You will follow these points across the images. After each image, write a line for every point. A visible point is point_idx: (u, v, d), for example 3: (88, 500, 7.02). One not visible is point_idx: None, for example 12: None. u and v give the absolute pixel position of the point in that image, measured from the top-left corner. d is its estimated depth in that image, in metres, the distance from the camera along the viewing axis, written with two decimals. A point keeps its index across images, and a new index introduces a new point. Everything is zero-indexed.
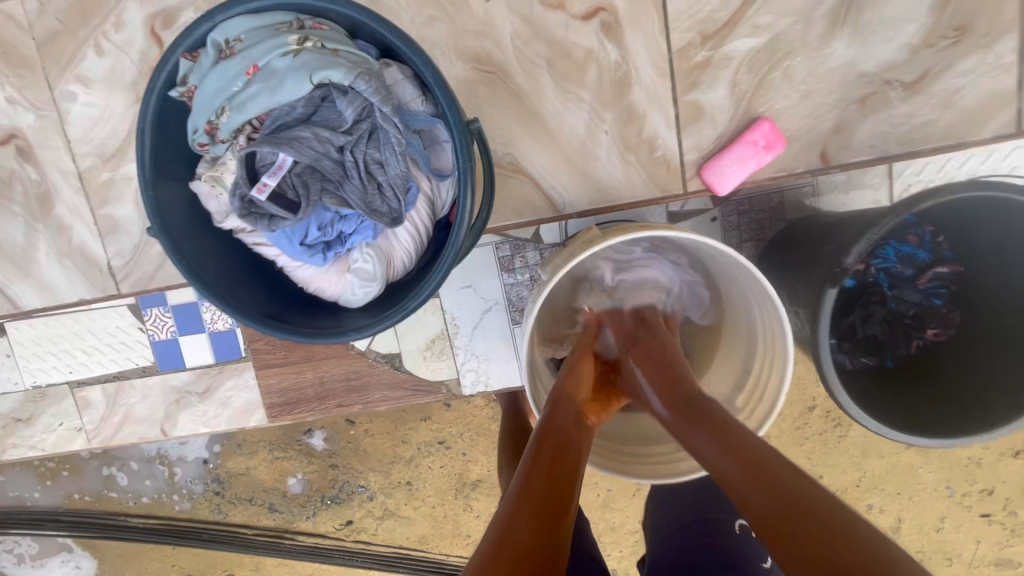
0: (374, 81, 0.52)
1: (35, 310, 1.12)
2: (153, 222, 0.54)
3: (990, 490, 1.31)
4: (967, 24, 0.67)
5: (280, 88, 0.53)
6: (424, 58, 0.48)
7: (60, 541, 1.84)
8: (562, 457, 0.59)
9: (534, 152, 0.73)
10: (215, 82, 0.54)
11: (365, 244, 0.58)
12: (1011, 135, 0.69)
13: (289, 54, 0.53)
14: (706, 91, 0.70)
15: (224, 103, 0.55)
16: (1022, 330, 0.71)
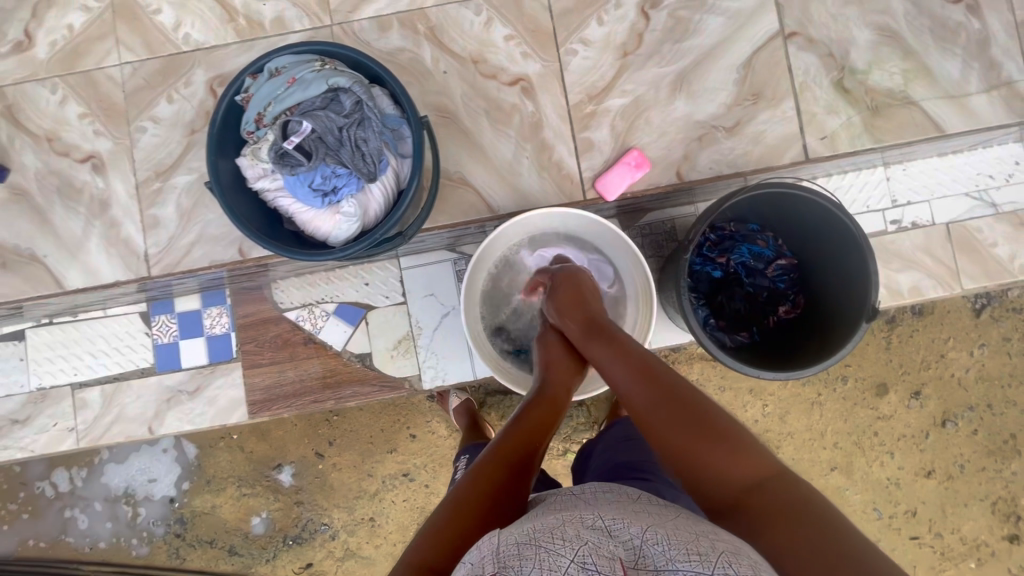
0: (364, 87, 0.74)
1: (57, 318, 1.30)
2: (211, 182, 0.74)
3: (914, 512, 1.37)
4: (759, 92, 1.02)
5: (308, 86, 0.73)
6: (394, 77, 0.73)
7: None
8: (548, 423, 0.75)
9: (477, 170, 1.03)
10: (265, 89, 0.75)
11: (350, 195, 0.76)
12: (800, 162, 1.02)
13: (315, 70, 0.75)
14: (595, 131, 1.03)
15: (269, 100, 0.75)
16: (841, 300, 0.96)
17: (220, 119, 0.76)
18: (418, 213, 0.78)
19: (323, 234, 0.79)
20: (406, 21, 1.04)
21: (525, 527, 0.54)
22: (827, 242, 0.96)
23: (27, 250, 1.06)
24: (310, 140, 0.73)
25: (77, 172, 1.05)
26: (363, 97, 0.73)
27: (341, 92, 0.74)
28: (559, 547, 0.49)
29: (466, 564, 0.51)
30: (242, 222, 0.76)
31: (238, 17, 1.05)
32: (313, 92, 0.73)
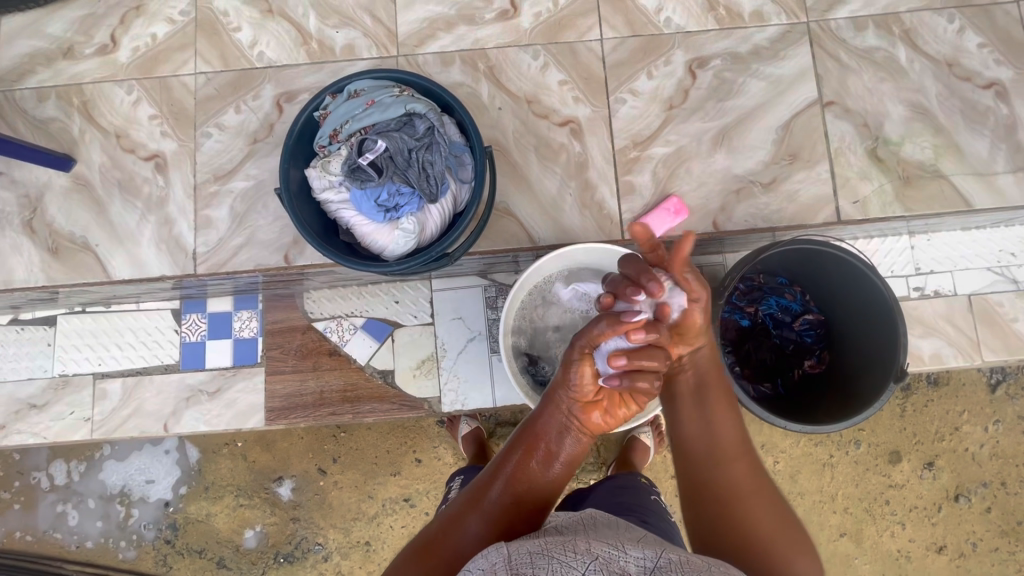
0: (438, 114, 0.79)
1: (90, 308, 1.33)
2: (283, 190, 0.78)
3: None
4: (796, 153, 1.07)
5: (385, 109, 0.78)
6: (467, 108, 0.78)
7: None
8: (546, 449, 0.69)
9: (521, 202, 1.08)
10: (343, 107, 0.80)
11: (411, 213, 0.80)
12: (832, 223, 1.06)
13: (393, 95, 0.80)
14: (637, 175, 1.08)
15: (346, 118, 0.80)
16: (867, 359, 0.98)
17: (297, 131, 0.81)
18: (473, 239, 0.81)
19: (379, 248, 0.82)
20: (468, 59, 1.11)
21: (536, 539, 0.54)
22: (857, 302, 0.99)
23: (80, 238, 1.10)
24: (381, 159, 0.78)
25: (139, 169, 1.10)
26: (436, 124, 0.78)
27: (415, 117, 0.79)
28: (570, 560, 0.50)
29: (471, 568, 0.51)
30: (305, 229, 0.79)
31: (311, 41, 1.12)
32: (389, 114, 0.78)
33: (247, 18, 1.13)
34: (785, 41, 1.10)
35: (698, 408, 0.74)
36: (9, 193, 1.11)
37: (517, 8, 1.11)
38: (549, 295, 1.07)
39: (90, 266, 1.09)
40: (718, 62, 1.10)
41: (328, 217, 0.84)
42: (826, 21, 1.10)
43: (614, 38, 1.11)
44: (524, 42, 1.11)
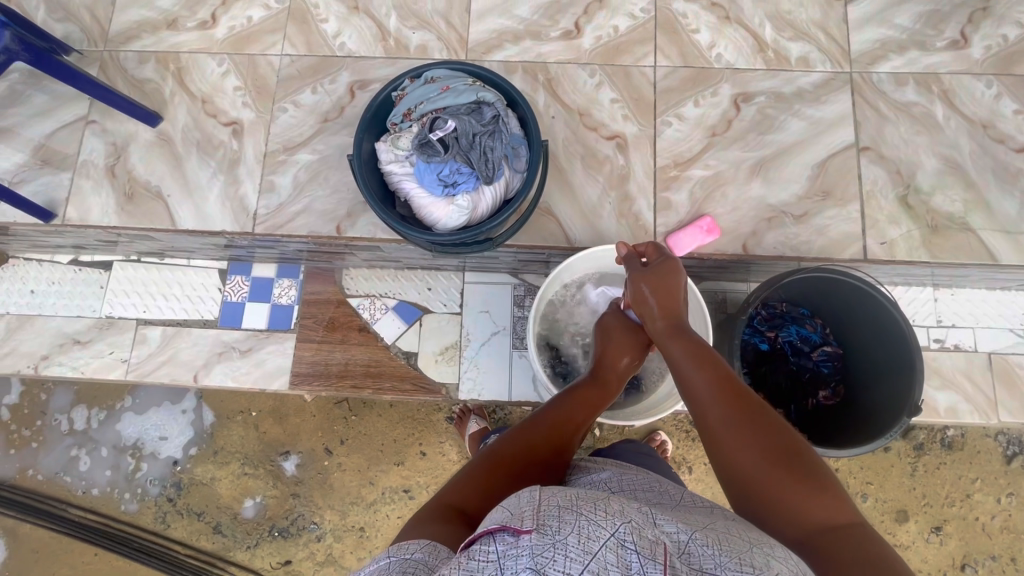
0: (504, 105, 0.86)
1: (145, 258, 1.41)
2: (356, 156, 0.86)
3: None
4: (829, 191, 1.13)
5: (457, 95, 0.87)
6: (531, 102, 0.86)
7: None
8: (590, 408, 0.82)
9: (563, 204, 1.14)
10: (420, 90, 0.89)
11: (467, 191, 0.87)
12: (858, 260, 1.10)
13: (466, 84, 0.88)
14: (674, 193, 1.14)
15: (421, 99, 0.88)
16: (882, 393, 1.01)
17: (374, 107, 0.90)
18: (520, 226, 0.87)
19: (432, 221, 0.89)
20: (529, 69, 1.20)
21: (567, 495, 0.54)
22: (877, 336, 1.02)
23: (154, 188, 1.19)
24: (447, 139, 0.86)
25: (218, 133, 1.20)
26: (501, 114, 0.86)
27: (483, 106, 0.87)
28: (601, 519, 0.48)
29: (502, 510, 0.52)
30: (370, 193, 0.87)
31: (389, 38, 1.23)
32: (461, 100, 0.86)
33: (335, 12, 1.25)
34: (827, 87, 1.17)
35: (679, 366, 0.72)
36: (98, 140, 1.22)
37: (580, 30, 1.21)
38: (578, 294, 1.13)
39: (158, 213, 1.17)
40: (763, 99, 1.17)
41: (389, 187, 0.91)
42: (869, 73, 1.17)
43: (667, 66, 1.19)
44: (583, 61, 1.20)
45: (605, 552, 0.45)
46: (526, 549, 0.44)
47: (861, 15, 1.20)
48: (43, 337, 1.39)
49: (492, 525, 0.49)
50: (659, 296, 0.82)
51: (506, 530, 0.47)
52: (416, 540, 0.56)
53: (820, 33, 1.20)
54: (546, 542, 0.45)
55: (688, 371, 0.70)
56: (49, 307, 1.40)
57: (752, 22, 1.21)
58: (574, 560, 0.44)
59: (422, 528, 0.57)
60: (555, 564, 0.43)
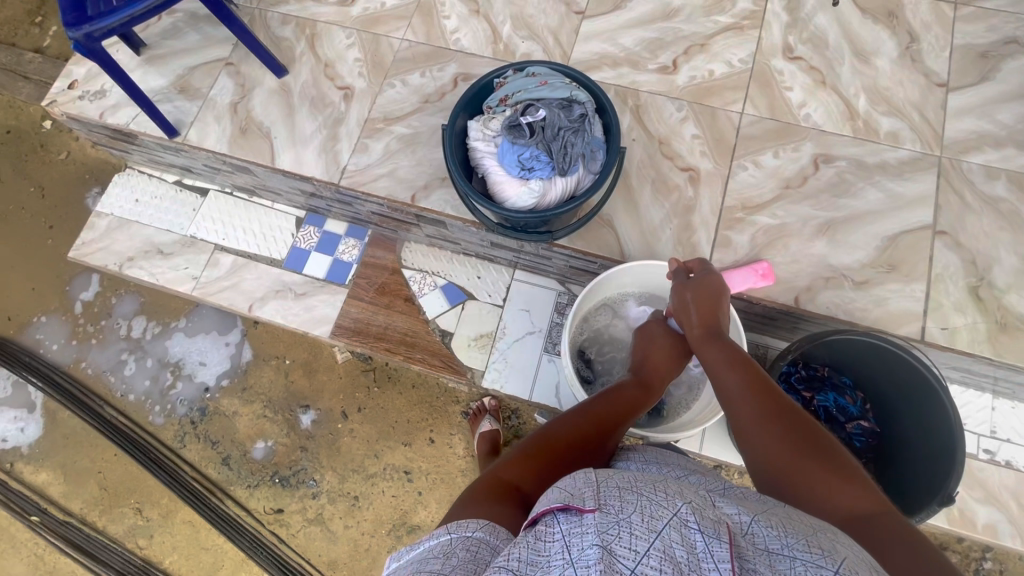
0: (594, 107, 0.93)
1: (237, 193, 1.56)
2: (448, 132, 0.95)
3: None
4: (895, 265, 1.11)
5: (552, 91, 0.94)
6: (619, 108, 0.91)
7: (31, 398, 1.92)
8: (632, 401, 0.85)
9: (625, 220, 1.18)
10: (521, 81, 0.97)
11: (541, 177, 0.93)
12: (914, 340, 1.07)
13: (563, 84, 0.96)
14: (736, 233, 1.15)
15: (519, 89, 0.96)
16: (915, 481, 0.96)
17: (476, 89, 0.99)
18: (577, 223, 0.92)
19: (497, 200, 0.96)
20: (621, 93, 1.27)
21: (624, 474, 0.54)
22: (921, 420, 0.98)
23: (265, 129, 1.33)
24: (536, 127, 0.92)
25: (331, 94, 1.34)
26: (590, 114, 0.92)
27: (574, 106, 0.94)
28: (660, 499, 0.49)
29: (562, 490, 0.53)
30: (454, 161, 0.94)
31: (500, 42, 1.34)
32: (555, 95, 0.93)
33: (458, 11, 1.38)
34: (913, 166, 1.17)
35: (712, 368, 0.78)
36: (230, 80, 1.38)
37: (677, 67, 1.28)
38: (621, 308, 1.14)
39: (263, 151, 1.31)
40: (844, 164, 1.18)
41: (471, 161, 0.99)
42: (959, 161, 1.17)
43: (754, 115, 1.23)
44: (673, 95, 1.26)
45: (668, 531, 0.45)
46: (591, 527, 0.45)
47: (960, 105, 1.20)
48: (134, 241, 1.54)
49: (555, 504, 0.50)
50: (700, 313, 0.86)
51: (569, 510, 0.48)
52: (475, 520, 0.59)
53: (915, 114, 1.20)
54: (609, 519, 0.46)
55: (721, 372, 0.76)
56: (147, 217, 1.56)
57: (846, 91, 1.23)
58: (638, 537, 0.44)
59: (480, 509, 0.61)
60: (621, 540, 0.44)
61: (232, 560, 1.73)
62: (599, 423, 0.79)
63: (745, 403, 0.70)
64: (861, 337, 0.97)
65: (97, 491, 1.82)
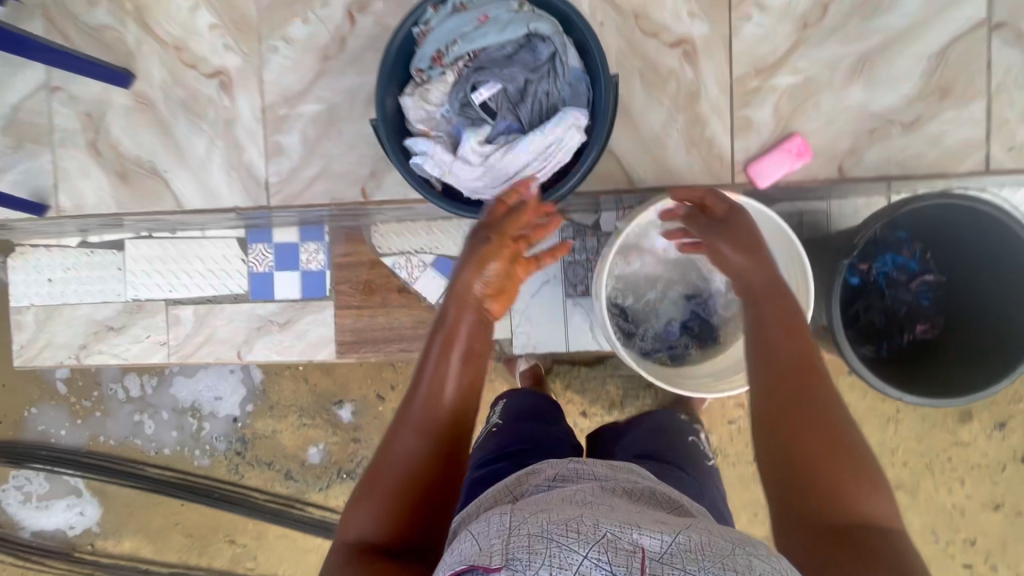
0: (561, 37, 0.86)
1: (155, 233, 1.29)
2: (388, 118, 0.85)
3: (973, 540, 1.54)
4: (949, 87, 0.92)
5: (499, 31, 0.87)
6: (596, 33, 0.84)
7: (72, 484, 1.89)
8: (454, 357, 0.75)
9: (619, 138, 0.96)
10: (452, 25, 0.88)
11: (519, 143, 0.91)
12: (978, 172, 0.93)
13: (508, 14, 0.87)
14: (756, 109, 0.94)
15: (456, 37, 0.88)
16: (992, 333, 0.91)
17: (397, 48, 0.88)
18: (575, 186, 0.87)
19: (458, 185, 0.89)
20: None
21: (540, 517, 0.55)
22: (995, 267, 0.91)
23: None
24: (497, 93, 0.88)
25: None
26: (561, 49, 0.86)
27: (536, 40, 0.87)
28: (570, 543, 0.51)
29: (476, 536, 0.55)
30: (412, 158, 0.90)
31: None
32: (508, 38, 0.87)
33: None
34: None
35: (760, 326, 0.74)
36: None
37: None
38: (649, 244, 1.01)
39: None
40: None
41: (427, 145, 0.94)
42: None
43: None
44: None
45: None
46: None
47: None
48: (75, 327, 1.34)
49: (464, 560, 0.52)
50: (733, 245, 0.81)
51: (475, 568, 0.50)
52: None
53: None
54: None
55: (778, 339, 0.72)
56: (72, 295, 1.33)
57: None
58: None
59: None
60: None
61: None
62: (431, 414, 0.72)
63: (775, 378, 0.70)
64: (939, 200, 0.84)
65: (185, 539, 1.87)
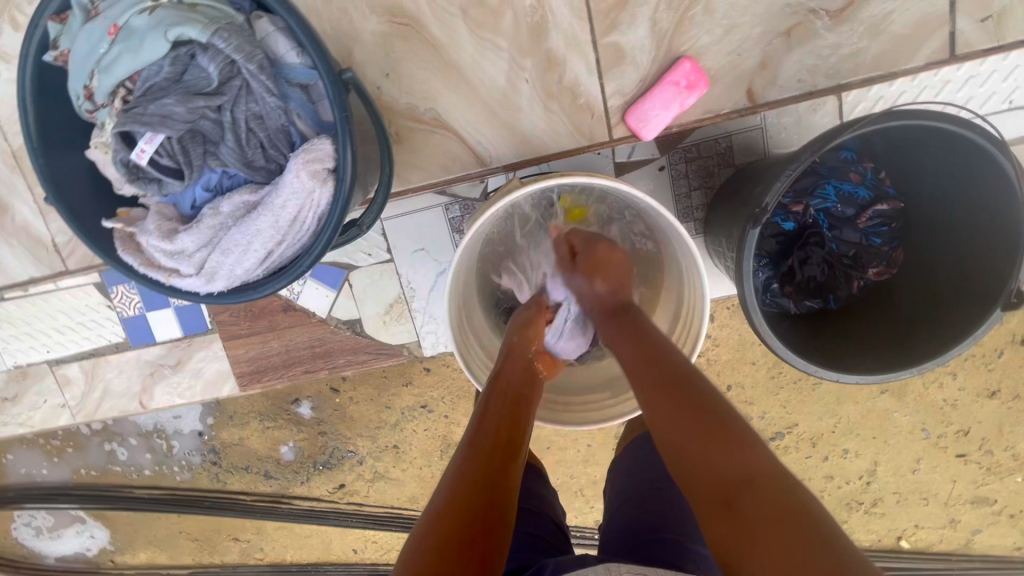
0: (233, 38, 0.66)
1: (7, 293, 1.14)
2: (40, 182, 0.69)
3: (967, 431, 1.23)
4: None
5: (142, 49, 0.66)
6: (290, 13, 0.60)
7: (73, 514, 1.64)
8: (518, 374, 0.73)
9: (468, 102, 0.89)
10: (83, 45, 0.68)
11: (240, 190, 0.73)
12: (865, 48, 0.82)
13: (147, 14, 0.67)
14: (624, 32, 0.84)
15: (93, 67, 0.68)
16: (955, 275, 0.71)
17: (30, 97, 0.69)
18: (327, 233, 0.65)
19: (153, 252, 0.72)
20: None
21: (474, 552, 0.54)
22: (957, 190, 0.70)
23: None
24: (176, 141, 0.70)
25: None
26: (236, 51, 0.66)
27: (199, 48, 0.67)
28: None
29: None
30: (104, 238, 0.73)
31: None
32: (155, 54, 0.66)
33: None
34: None
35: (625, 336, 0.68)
36: None
37: None
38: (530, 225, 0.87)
39: None
40: None
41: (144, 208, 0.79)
42: None
43: None
44: None
45: None
46: None
47: None
48: None
49: None
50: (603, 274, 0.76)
51: None
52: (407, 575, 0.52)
53: None
54: None
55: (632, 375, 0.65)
56: None
57: None
58: None
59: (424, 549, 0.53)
60: None
61: (335, 539, 1.59)
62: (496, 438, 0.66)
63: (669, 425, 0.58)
64: (879, 125, 0.61)
65: (193, 542, 1.65)
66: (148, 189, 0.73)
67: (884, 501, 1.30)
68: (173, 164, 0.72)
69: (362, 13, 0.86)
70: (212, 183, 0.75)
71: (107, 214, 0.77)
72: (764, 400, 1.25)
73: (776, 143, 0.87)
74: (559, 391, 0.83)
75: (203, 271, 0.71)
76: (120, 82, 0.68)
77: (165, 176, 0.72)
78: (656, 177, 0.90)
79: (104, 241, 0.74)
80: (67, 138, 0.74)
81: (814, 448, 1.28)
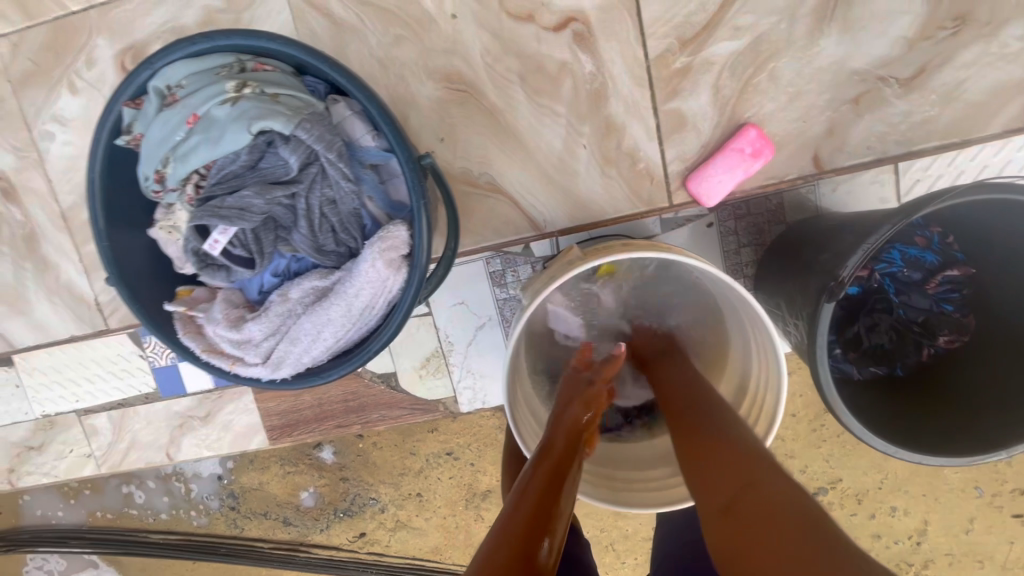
0: (315, 129, 0.66)
1: (40, 343, 1.12)
2: (107, 267, 0.68)
3: None
4: (966, 15, 0.78)
5: (220, 141, 0.65)
6: (381, 110, 0.61)
7: (86, 557, 1.59)
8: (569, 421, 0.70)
9: (523, 164, 0.88)
10: (159, 130, 0.67)
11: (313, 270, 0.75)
12: (936, 113, 0.81)
13: (227, 103, 0.65)
14: (685, 97, 0.83)
15: (168, 154, 0.67)
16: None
17: (99, 180, 0.69)
18: (398, 319, 0.65)
19: (217, 340, 0.73)
20: None
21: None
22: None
23: None
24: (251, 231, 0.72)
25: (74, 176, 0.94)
26: (318, 142, 0.67)
27: (279, 139, 0.66)
28: None
29: None
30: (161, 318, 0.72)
31: None
32: (235, 145, 0.65)
33: None
34: None
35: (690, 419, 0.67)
36: None
37: None
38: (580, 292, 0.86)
39: None
40: None
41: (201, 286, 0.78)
42: None
43: None
44: None
45: None
46: None
47: None
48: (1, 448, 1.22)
49: None
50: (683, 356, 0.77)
51: None
52: None
53: None
54: None
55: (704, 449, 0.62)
56: None
57: None
58: None
59: None
60: None
61: None
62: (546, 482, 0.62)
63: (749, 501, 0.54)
64: (965, 198, 0.58)
65: None
66: (217, 276, 0.74)
67: (935, 563, 1.21)
68: (248, 254, 0.74)
69: (421, 79, 0.86)
70: (280, 268, 0.77)
71: (165, 292, 0.76)
72: (808, 453, 1.19)
73: (830, 204, 0.84)
74: (616, 465, 0.79)
75: (270, 360, 0.72)
76: (194, 170, 0.67)
77: (239, 267, 0.73)
78: (706, 235, 0.88)
79: (162, 320, 0.73)
80: (132, 218, 0.74)
81: (861, 505, 1.21)
